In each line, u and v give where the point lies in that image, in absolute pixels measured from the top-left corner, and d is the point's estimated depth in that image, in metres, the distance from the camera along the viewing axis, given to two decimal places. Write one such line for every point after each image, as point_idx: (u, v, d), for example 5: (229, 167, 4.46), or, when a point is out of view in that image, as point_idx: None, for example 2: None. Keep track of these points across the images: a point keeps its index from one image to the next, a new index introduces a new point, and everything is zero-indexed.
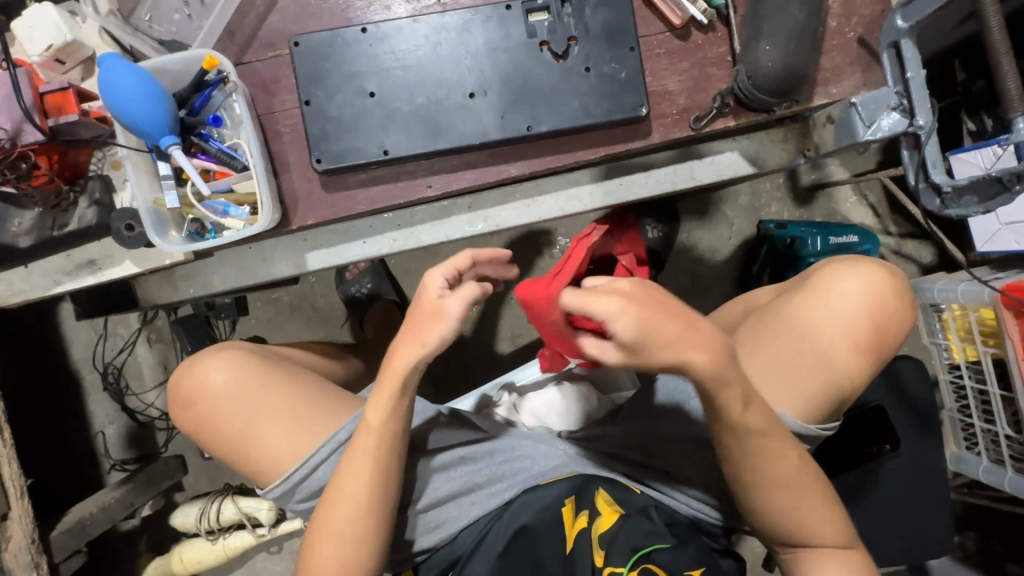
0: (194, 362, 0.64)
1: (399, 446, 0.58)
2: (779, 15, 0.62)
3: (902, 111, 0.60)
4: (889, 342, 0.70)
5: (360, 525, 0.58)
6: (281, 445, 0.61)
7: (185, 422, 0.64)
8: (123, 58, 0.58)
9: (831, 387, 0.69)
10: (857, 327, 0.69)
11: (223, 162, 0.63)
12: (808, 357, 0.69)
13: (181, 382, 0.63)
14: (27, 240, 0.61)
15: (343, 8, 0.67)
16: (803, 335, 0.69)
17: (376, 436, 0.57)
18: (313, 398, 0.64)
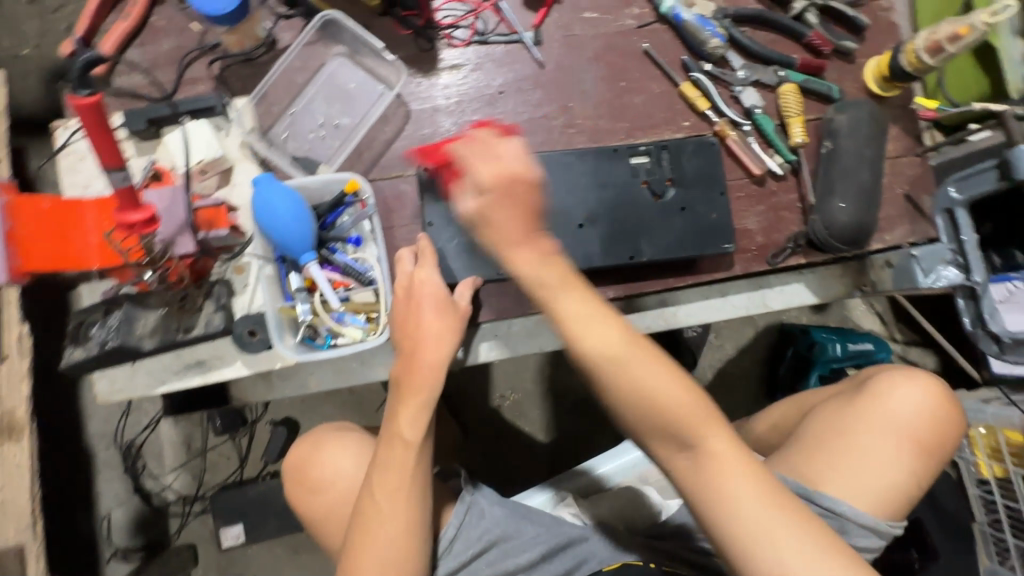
0: (315, 446, 0.74)
1: (426, 458, 0.60)
2: (850, 178, 0.71)
3: (958, 266, 0.70)
4: (946, 447, 0.73)
5: (407, 512, 0.59)
6: (383, 554, 0.58)
7: (306, 501, 0.72)
8: (276, 180, 0.62)
9: (899, 485, 0.70)
10: (918, 432, 0.72)
11: (348, 274, 0.66)
12: (874, 456, 0.70)
13: (301, 470, 0.73)
14: (150, 342, 0.61)
15: (463, 139, 0.74)
16: (869, 434, 0.71)
17: (404, 454, 0.59)
18: (411, 495, 0.59)
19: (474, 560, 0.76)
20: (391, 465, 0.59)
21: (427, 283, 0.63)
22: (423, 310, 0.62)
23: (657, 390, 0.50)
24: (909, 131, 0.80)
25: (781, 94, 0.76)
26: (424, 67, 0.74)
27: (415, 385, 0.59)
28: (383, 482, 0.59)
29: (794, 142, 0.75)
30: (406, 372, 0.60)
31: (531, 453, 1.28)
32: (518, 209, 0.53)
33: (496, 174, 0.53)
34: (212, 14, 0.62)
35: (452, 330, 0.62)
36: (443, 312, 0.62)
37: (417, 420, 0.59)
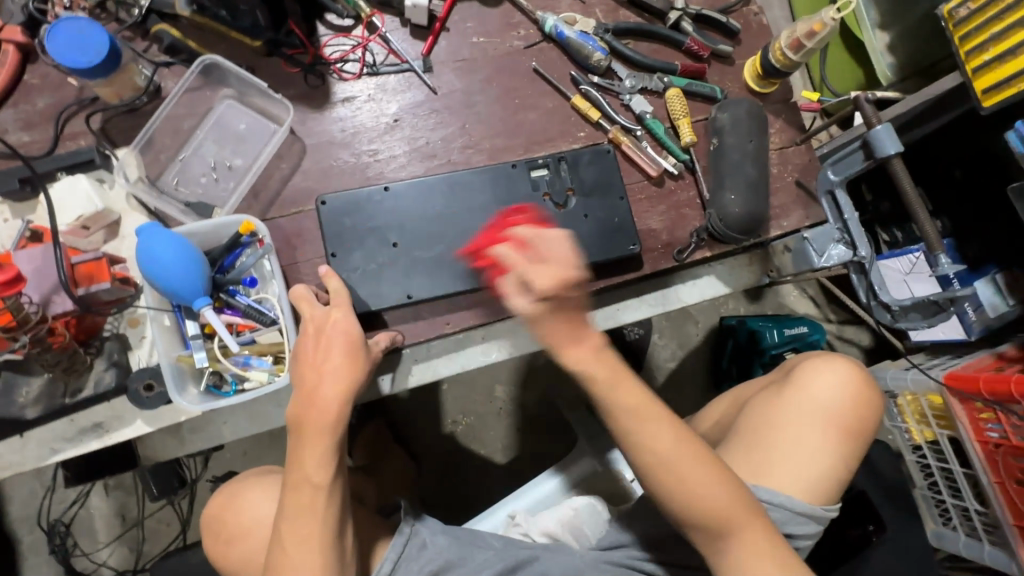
0: (232, 494, 0.72)
1: (338, 501, 0.58)
2: (737, 171, 0.75)
3: (846, 244, 0.73)
4: (866, 427, 0.76)
5: (323, 560, 0.57)
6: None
7: (221, 553, 0.69)
8: (162, 227, 0.60)
9: (826, 470, 0.73)
10: (842, 417, 0.74)
11: (250, 316, 0.64)
12: (805, 445, 0.73)
13: (217, 520, 0.71)
14: (34, 410, 0.58)
15: (363, 168, 0.74)
16: (801, 424, 0.74)
17: (314, 499, 0.57)
18: (319, 541, 0.57)
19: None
20: (300, 511, 0.57)
21: (337, 322, 0.59)
22: (332, 347, 0.58)
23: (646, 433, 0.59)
24: (792, 122, 0.85)
25: (668, 99, 0.80)
26: (316, 103, 0.74)
27: (316, 425, 0.57)
28: (292, 529, 0.57)
29: (683, 142, 0.78)
30: (307, 409, 0.57)
31: (489, 477, 1.26)
32: (564, 319, 0.55)
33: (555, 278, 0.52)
34: (75, 66, 0.60)
35: (356, 364, 0.59)
36: (345, 352, 0.59)
37: (327, 461, 0.57)
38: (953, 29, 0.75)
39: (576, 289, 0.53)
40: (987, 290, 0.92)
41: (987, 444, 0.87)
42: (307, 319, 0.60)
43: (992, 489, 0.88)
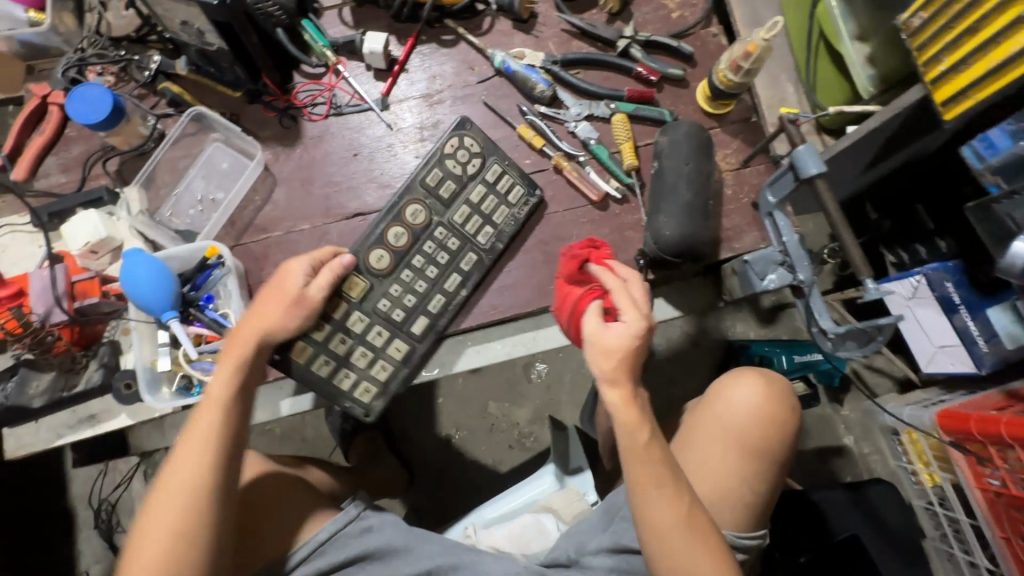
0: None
1: (235, 423, 0.67)
2: (674, 194, 0.75)
3: (786, 266, 0.70)
4: (779, 440, 0.72)
5: (198, 475, 0.64)
6: (158, 547, 0.63)
7: None
8: (143, 252, 0.72)
9: (730, 491, 0.70)
10: (747, 434, 0.72)
11: (213, 328, 0.74)
12: (703, 467, 0.71)
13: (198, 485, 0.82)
14: (38, 401, 0.70)
15: (324, 198, 0.83)
16: (697, 445, 0.72)
17: (210, 414, 0.66)
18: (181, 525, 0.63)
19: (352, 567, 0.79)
20: (198, 424, 0.66)
21: (247, 333, 0.67)
22: (274, 295, 0.69)
23: (647, 468, 0.63)
24: (750, 142, 0.83)
25: (612, 125, 0.82)
26: (287, 141, 0.84)
27: (238, 343, 0.67)
28: (189, 440, 0.66)
29: (625, 166, 0.80)
30: (232, 335, 0.68)
31: (479, 489, 1.29)
32: (620, 353, 0.61)
33: (631, 339, 0.61)
34: (89, 122, 0.74)
35: (242, 373, 0.67)
36: (230, 362, 0.67)
37: (203, 456, 0.65)
38: (910, 40, 0.70)
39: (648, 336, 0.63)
40: (998, 317, 0.85)
41: (988, 493, 0.78)
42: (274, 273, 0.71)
43: (997, 544, 0.78)
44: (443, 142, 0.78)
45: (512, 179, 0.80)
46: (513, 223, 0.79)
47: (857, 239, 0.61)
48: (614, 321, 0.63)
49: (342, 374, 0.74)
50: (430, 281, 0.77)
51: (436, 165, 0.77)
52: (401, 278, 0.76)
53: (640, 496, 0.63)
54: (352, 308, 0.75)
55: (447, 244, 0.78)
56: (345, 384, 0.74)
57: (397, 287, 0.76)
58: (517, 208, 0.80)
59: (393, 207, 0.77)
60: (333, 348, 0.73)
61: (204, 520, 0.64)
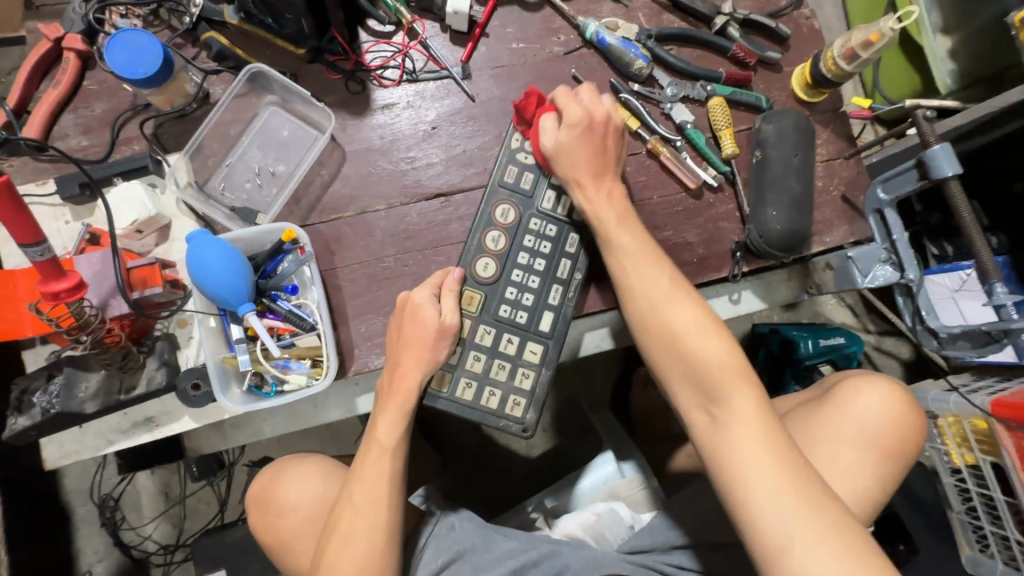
0: (278, 473, 0.74)
1: (401, 464, 0.65)
2: (781, 186, 0.73)
3: (893, 264, 0.71)
4: (909, 451, 0.75)
5: (380, 520, 0.62)
6: None
7: (263, 525, 0.71)
8: (210, 233, 0.63)
9: (862, 492, 0.72)
10: (883, 440, 0.74)
11: (289, 321, 0.67)
12: (837, 462, 0.73)
13: (263, 494, 0.72)
14: (92, 405, 0.61)
15: (400, 175, 0.75)
16: (831, 440, 0.74)
17: (380, 458, 0.64)
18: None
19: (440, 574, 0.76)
20: (368, 470, 0.64)
21: (409, 380, 0.65)
22: (411, 336, 0.65)
23: (705, 373, 0.61)
24: (841, 133, 0.81)
25: (710, 108, 0.78)
26: (356, 109, 0.75)
27: (402, 393, 0.65)
28: (361, 492, 0.63)
29: (724, 154, 0.77)
30: (389, 385, 0.65)
31: (514, 474, 1.26)
32: (586, 143, 0.67)
33: (585, 111, 0.66)
34: (130, 77, 0.62)
35: (404, 418, 0.65)
36: (393, 406, 0.65)
37: (373, 512, 0.62)
38: (1023, 36, 0.69)
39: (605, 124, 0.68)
40: None
41: None
42: (399, 309, 0.66)
43: None
44: (506, 138, 0.72)
45: None
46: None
47: (989, 246, 0.69)
48: (563, 114, 0.67)
49: (487, 393, 0.70)
50: (543, 276, 0.72)
51: (509, 161, 0.72)
52: (513, 280, 0.71)
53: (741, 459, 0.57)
54: (475, 323, 0.70)
55: (547, 233, 0.72)
56: (493, 403, 0.70)
57: (512, 290, 0.71)
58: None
59: (482, 214, 0.71)
60: (469, 368, 0.70)
61: (389, 559, 0.63)
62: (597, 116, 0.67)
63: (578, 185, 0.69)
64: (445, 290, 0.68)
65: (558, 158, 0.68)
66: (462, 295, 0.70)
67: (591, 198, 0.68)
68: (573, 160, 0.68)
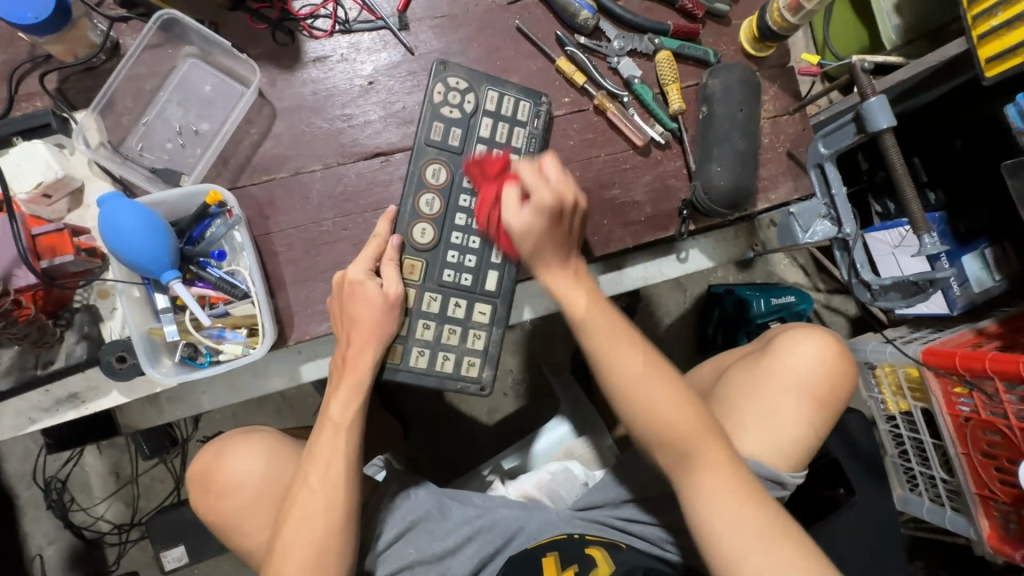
0: (220, 452, 0.70)
1: (357, 439, 0.64)
2: (725, 142, 0.72)
3: (831, 219, 0.73)
4: (840, 398, 0.79)
5: (334, 499, 0.61)
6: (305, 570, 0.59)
7: (209, 503, 0.69)
8: (124, 197, 0.59)
9: (799, 439, 0.76)
10: (816, 388, 0.77)
11: (221, 289, 0.64)
12: (773, 410, 0.76)
13: (207, 470, 0.69)
14: (6, 382, 0.59)
15: (336, 134, 0.71)
16: (769, 391, 0.77)
17: (336, 435, 0.63)
18: (316, 561, 0.59)
19: (396, 542, 0.75)
20: (322, 447, 0.62)
21: (362, 355, 0.63)
22: (363, 308, 0.63)
23: (620, 361, 0.61)
24: (788, 88, 0.81)
25: (658, 62, 0.76)
26: (285, 63, 0.70)
27: (354, 368, 0.63)
28: (315, 470, 0.61)
29: (671, 110, 0.75)
30: (343, 357, 0.64)
31: (477, 437, 1.27)
32: (542, 237, 0.60)
33: (555, 195, 0.58)
34: (20, 23, 0.56)
35: (359, 397, 0.64)
36: (347, 384, 0.63)
37: (331, 486, 0.61)
38: None
39: (564, 210, 0.59)
40: (972, 264, 0.93)
41: (958, 419, 0.89)
42: (343, 282, 0.64)
43: (958, 459, 0.91)
44: (428, 93, 0.69)
45: (513, 96, 0.71)
46: (535, 140, 0.71)
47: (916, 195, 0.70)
48: (533, 198, 0.59)
49: (441, 358, 0.68)
50: (483, 234, 0.70)
51: (432, 118, 0.68)
52: (452, 242, 0.69)
53: (657, 426, 0.61)
54: (420, 291, 0.68)
55: (482, 189, 0.70)
56: (447, 367, 0.68)
57: (453, 252, 0.69)
58: (531, 123, 0.72)
59: (412, 175, 0.68)
60: (419, 337, 0.67)
61: (348, 537, 0.61)
62: (567, 200, 0.59)
63: (543, 265, 0.61)
64: (386, 260, 0.66)
65: (516, 240, 0.61)
66: (401, 264, 0.67)
67: (549, 172, 0.59)
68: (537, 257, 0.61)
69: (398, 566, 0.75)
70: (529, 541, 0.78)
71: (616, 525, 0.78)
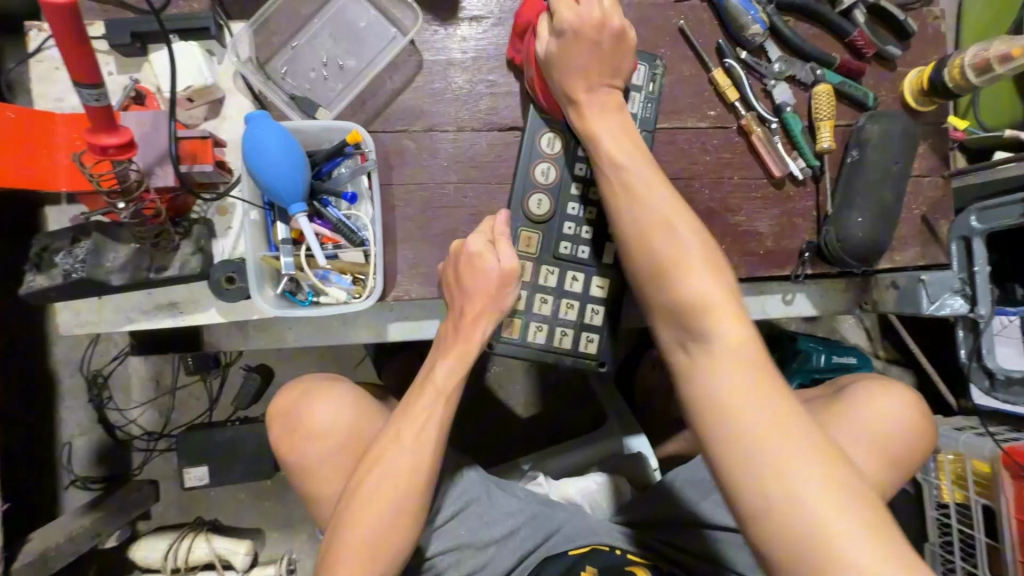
0: (305, 392, 0.70)
1: (453, 410, 0.62)
2: (872, 191, 0.69)
3: (965, 297, 0.70)
4: (914, 459, 0.76)
5: (422, 464, 0.60)
6: (379, 528, 0.58)
7: (285, 442, 0.68)
8: (270, 117, 0.57)
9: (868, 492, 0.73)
10: (892, 446, 0.74)
11: (338, 231, 0.63)
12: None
13: (291, 405, 0.69)
14: (119, 279, 0.57)
15: (476, 98, 0.68)
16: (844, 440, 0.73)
17: (431, 401, 0.61)
18: (395, 518, 0.59)
19: (451, 521, 0.74)
20: (418, 410, 0.61)
21: (477, 326, 0.62)
22: (490, 276, 0.61)
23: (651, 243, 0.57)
24: (938, 149, 0.76)
25: (815, 94, 0.72)
26: (443, 15, 0.68)
27: (465, 338, 0.62)
28: (407, 430, 0.60)
29: (819, 147, 0.72)
30: (456, 323, 0.62)
31: (508, 427, 1.24)
32: (598, 58, 0.61)
33: (601, 15, 0.60)
34: None
35: (464, 366, 0.62)
36: (455, 353, 0.62)
37: (419, 447, 0.60)
38: None
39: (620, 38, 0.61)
40: None
41: None
42: (458, 247, 0.62)
43: (1014, 565, 0.87)
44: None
45: (627, 57, 0.68)
46: (650, 105, 0.68)
47: None
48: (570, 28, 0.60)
49: (558, 333, 0.68)
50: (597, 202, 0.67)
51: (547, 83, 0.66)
52: (569, 213, 0.67)
53: (677, 284, 0.55)
54: (536, 264, 0.67)
55: None
56: (566, 342, 0.68)
57: (569, 223, 0.67)
58: (646, 88, 0.69)
59: (526, 144, 0.66)
60: (538, 312, 0.67)
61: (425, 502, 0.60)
62: (612, 21, 0.61)
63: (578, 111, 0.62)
64: (495, 234, 0.63)
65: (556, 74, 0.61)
66: (517, 236, 0.66)
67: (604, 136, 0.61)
68: (568, 72, 0.61)
69: (449, 544, 0.74)
70: (568, 545, 0.76)
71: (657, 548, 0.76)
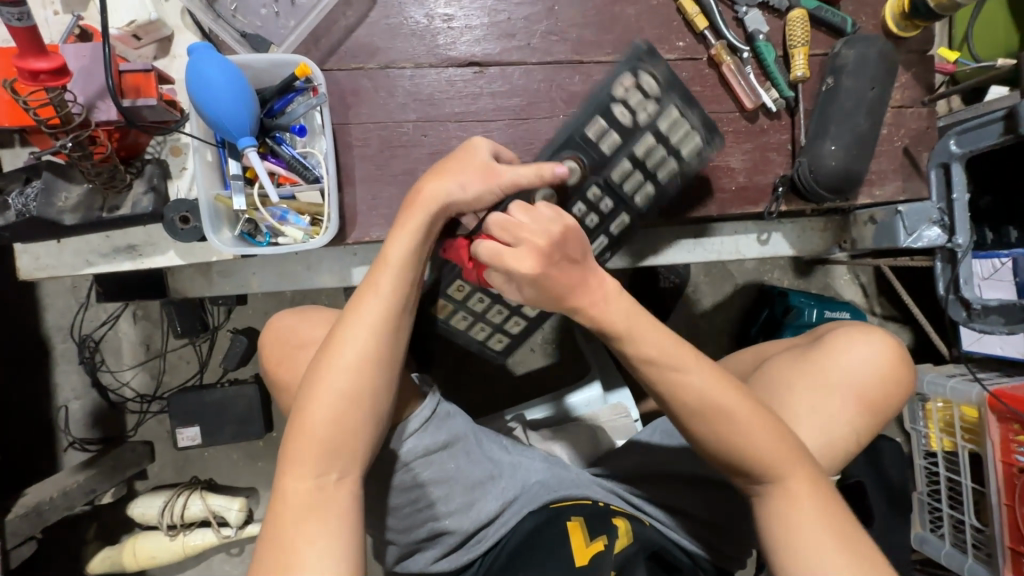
0: (300, 321, 0.71)
1: (412, 286, 0.57)
2: (847, 119, 0.66)
3: (942, 226, 0.69)
4: (888, 404, 0.74)
5: (377, 338, 0.55)
6: (331, 412, 0.54)
7: (272, 360, 0.69)
8: (214, 49, 0.56)
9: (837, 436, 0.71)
10: (866, 389, 0.72)
11: (293, 169, 0.62)
12: (813, 408, 0.71)
13: (284, 330, 0.70)
14: (72, 218, 0.57)
15: (433, 33, 0.66)
16: (819, 386, 0.71)
17: (388, 277, 0.56)
18: (347, 396, 0.54)
19: (432, 455, 0.68)
20: (372, 283, 0.56)
21: (429, 196, 0.56)
22: (465, 175, 0.57)
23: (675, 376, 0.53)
24: (922, 77, 0.72)
25: (789, 20, 0.69)
26: None
27: (421, 205, 0.56)
28: (361, 303, 0.56)
29: (793, 76, 0.69)
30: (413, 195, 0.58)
31: (495, 386, 1.24)
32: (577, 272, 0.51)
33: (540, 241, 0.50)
34: None
35: (422, 239, 0.57)
36: (411, 225, 0.56)
37: (374, 321, 0.55)
38: None
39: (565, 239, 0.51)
40: None
41: (1010, 468, 0.84)
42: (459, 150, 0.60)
43: (998, 508, 0.86)
44: (614, 81, 0.63)
45: (691, 126, 0.64)
46: (679, 180, 0.66)
47: None
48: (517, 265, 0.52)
49: (478, 328, 0.72)
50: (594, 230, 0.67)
51: (600, 111, 0.64)
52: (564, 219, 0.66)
53: (706, 416, 0.54)
54: None
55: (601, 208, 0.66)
56: (480, 336, 0.73)
57: None
58: (688, 161, 0.66)
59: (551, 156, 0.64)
60: (472, 304, 0.70)
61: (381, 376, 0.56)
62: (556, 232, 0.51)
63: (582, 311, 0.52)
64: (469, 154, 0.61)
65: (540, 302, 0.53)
66: None
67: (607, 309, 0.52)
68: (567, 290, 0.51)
69: (437, 478, 0.69)
70: (548, 496, 0.72)
71: (635, 501, 0.74)
